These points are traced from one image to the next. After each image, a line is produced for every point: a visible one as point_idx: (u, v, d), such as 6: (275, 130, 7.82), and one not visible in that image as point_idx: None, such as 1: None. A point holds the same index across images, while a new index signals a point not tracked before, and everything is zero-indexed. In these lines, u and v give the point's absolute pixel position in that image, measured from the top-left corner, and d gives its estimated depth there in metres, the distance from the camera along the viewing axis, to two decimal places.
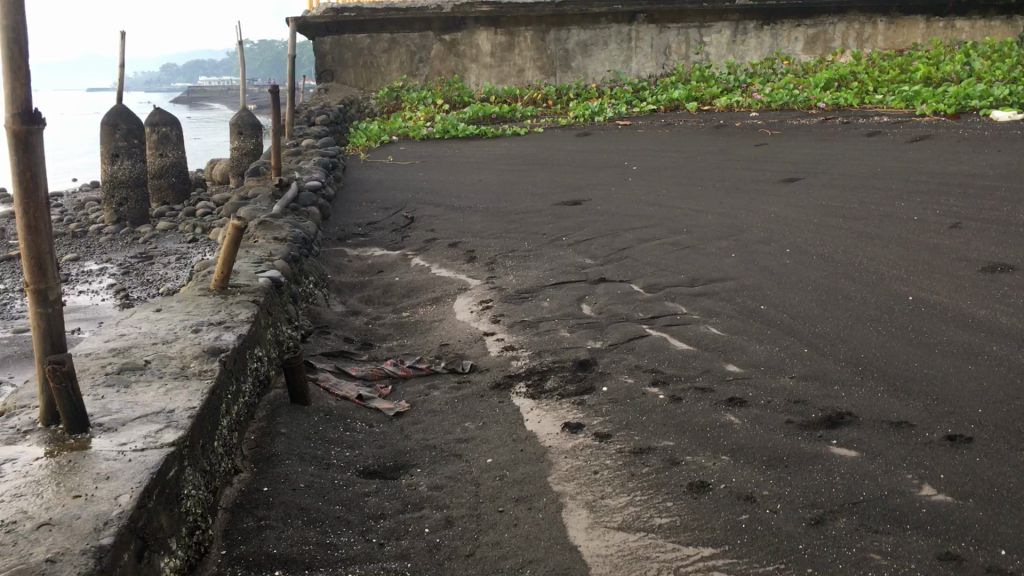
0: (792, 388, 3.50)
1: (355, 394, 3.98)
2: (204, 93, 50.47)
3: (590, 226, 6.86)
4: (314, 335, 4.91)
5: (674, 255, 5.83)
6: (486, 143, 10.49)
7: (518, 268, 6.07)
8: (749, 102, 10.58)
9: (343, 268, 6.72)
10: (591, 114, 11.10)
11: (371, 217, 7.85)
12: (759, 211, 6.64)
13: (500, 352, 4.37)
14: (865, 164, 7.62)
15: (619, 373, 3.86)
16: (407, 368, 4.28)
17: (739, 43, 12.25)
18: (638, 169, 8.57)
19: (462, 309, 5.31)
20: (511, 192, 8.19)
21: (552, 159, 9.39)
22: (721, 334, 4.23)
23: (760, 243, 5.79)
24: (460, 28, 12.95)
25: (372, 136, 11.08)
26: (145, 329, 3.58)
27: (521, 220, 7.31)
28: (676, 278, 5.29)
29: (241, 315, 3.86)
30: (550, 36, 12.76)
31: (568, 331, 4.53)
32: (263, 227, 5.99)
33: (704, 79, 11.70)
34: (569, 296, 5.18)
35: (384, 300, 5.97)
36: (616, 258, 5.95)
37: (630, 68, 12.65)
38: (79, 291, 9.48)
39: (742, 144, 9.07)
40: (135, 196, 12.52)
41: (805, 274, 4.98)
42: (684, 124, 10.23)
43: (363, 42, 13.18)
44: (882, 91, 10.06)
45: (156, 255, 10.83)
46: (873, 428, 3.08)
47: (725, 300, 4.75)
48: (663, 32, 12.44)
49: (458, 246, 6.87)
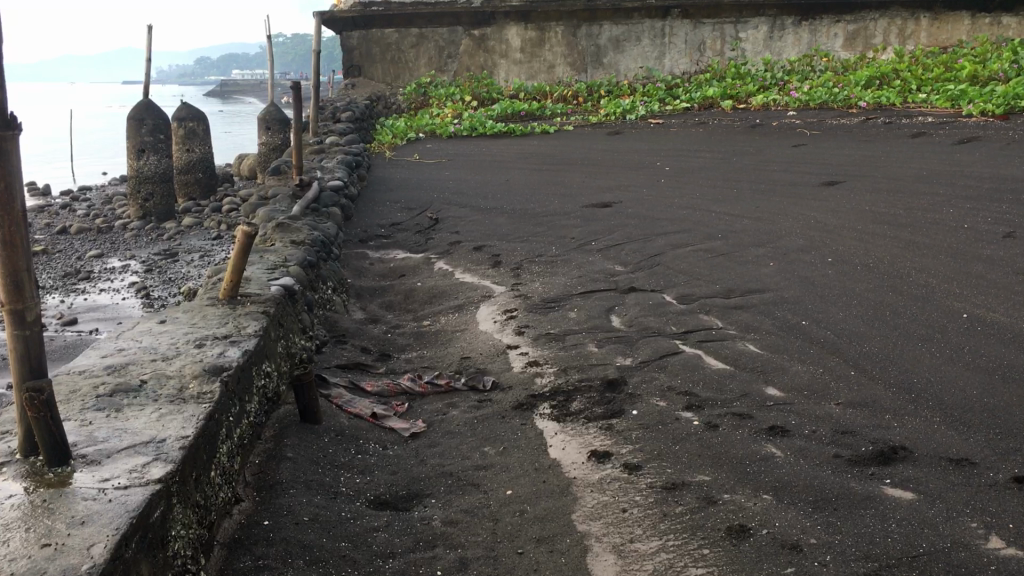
0: (838, 416, 3.22)
1: (368, 412, 3.75)
2: (237, 87, 50.63)
3: (621, 230, 6.60)
4: (330, 346, 4.70)
5: (709, 263, 5.55)
6: (514, 141, 10.25)
7: (544, 274, 5.82)
8: (786, 100, 10.25)
9: (364, 271, 6.51)
10: (622, 112, 10.82)
11: (394, 217, 7.64)
12: (798, 216, 6.34)
13: (524, 368, 4.12)
14: (909, 166, 7.29)
15: (651, 395, 3.61)
16: (425, 384, 4.03)
17: (776, 39, 11.90)
18: (671, 169, 8.30)
19: (485, 319, 5.07)
20: (539, 193, 7.94)
21: (582, 158, 9.12)
22: (760, 352, 3.96)
23: (800, 251, 5.50)
24: (489, 23, 12.73)
25: (398, 133, 10.87)
26: (144, 343, 3.37)
27: (549, 222, 7.06)
28: (710, 289, 5.02)
29: (249, 328, 3.64)
30: (582, 32, 12.48)
31: (596, 346, 4.27)
32: (280, 229, 5.79)
33: (739, 76, 11.37)
34: (597, 307, 4.93)
35: (405, 307, 5.76)
36: (648, 266, 5.69)
37: (663, 64, 12.35)
38: (100, 289, 9.36)
39: (779, 144, 8.75)
40: (160, 191, 12.42)
41: (849, 287, 4.69)
42: (719, 123, 9.92)
43: (391, 37, 13.04)
44: (926, 89, 9.69)
45: (179, 252, 10.71)
46: (931, 467, 2.80)
47: (763, 314, 4.47)
48: (697, 27, 12.13)
49: (483, 250, 6.63)
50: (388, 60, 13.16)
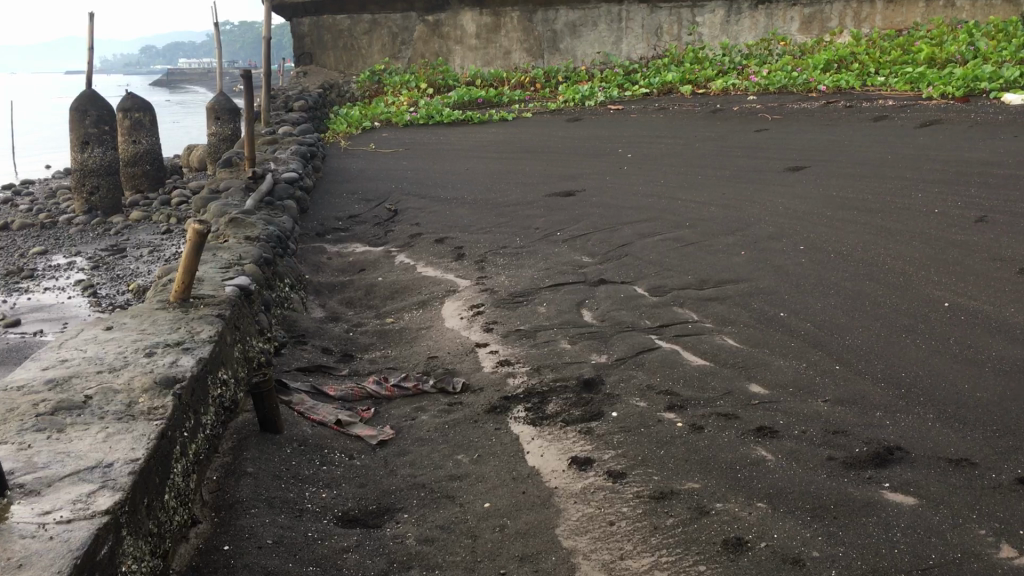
0: (828, 414, 3.09)
1: (333, 419, 3.54)
2: (185, 76, 49.61)
3: (586, 220, 6.44)
4: (289, 348, 4.47)
5: (679, 252, 5.42)
6: (472, 129, 10.04)
7: (510, 267, 5.64)
8: (746, 85, 10.15)
9: (322, 267, 6.27)
10: (581, 98, 10.65)
11: (352, 209, 7.40)
12: (765, 203, 6.23)
13: (495, 369, 3.94)
14: (874, 150, 7.22)
15: (630, 395, 3.45)
16: (392, 387, 3.83)
17: (733, 23, 11.79)
18: (634, 156, 8.16)
19: (451, 315, 4.87)
20: (500, 183, 7.75)
21: (542, 146, 8.95)
22: (739, 347, 3.83)
23: (770, 239, 5.39)
24: (444, 8, 12.47)
25: (353, 121, 10.60)
26: (89, 353, 3.13)
27: (512, 212, 6.88)
28: (682, 280, 4.88)
29: (203, 333, 3.41)
30: (538, 17, 12.28)
31: (569, 343, 4.10)
32: (234, 225, 5.53)
33: (698, 60, 11.26)
34: (567, 301, 4.76)
35: (366, 303, 5.54)
36: (616, 257, 5.54)
37: (620, 49, 12.19)
38: (44, 288, 8.99)
39: (741, 129, 8.66)
40: (106, 185, 12.01)
41: (825, 275, 4.58)
42: (680, 108, 9.80)
43: (343, 23, 12.76)
44: (885, 73, 9.65)
45: (127, 248, 10.35)
46: (930, 468, 2.67)
47: (739, 305, 4.34)
48: (654, 12, 11.98)
49: (445, 242, 6.43)
50: (340, 47, 12.88)
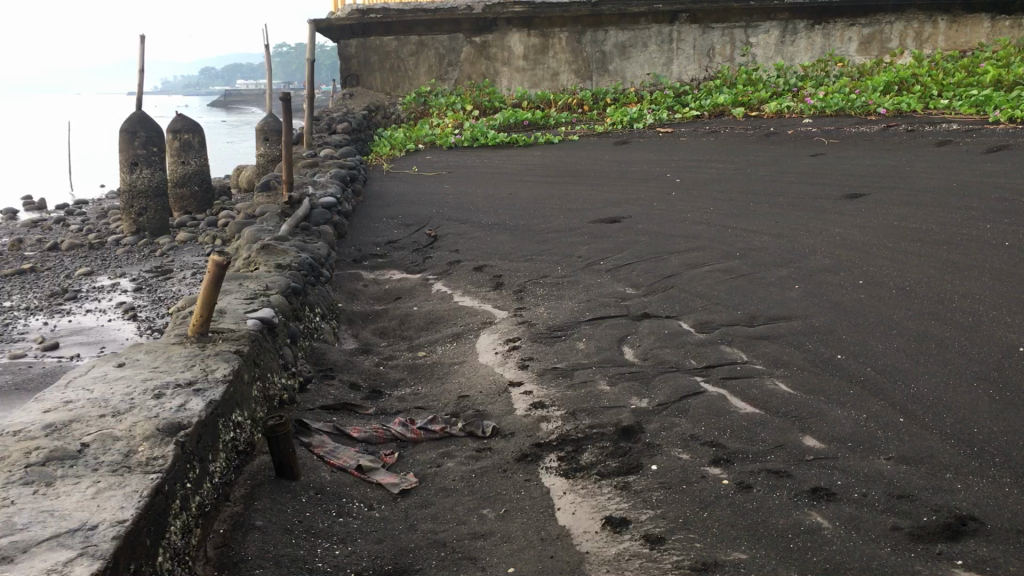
0: (891, 475, 2.82)
1: (353, 465, 3.32)
2: (240, 97, 50.34)
3: (631, 248, 6.19)
4: (315, 383, 4.28)
5: (728, 285, 5.14)
6: (517, 152, 9.85)
7: (550, 298, 5.41)
8: (800, 107, 9.83)
9: (358, 294, 6.10)
10: (630, 121, 10.41)
11: (391, 235, 7.24)
12: (820, 232, 5.93)
13: (528, 411, 3.70)
14: (937, 177, 6.88)
15: (672, 445, 3.19)
16: (418, 429, 3.61)
17: (788, 44, 11.49)
18: (684, 181, 7.89)
19: (485, 349, 4.64)
20: (543, 208, 7.53)
21: (589, 170, 8.72)
22: (791, 393, 3.55)
23: (826, 272, 5.09)
24: (491, 30, 12.33)
25: (397, 144, 10.49)
26: (95, 394, 2.95)
27: (554, 239, 6.65)
28: (731, 315, 4.61)
29: (217, 372, 3.22)
30: (587, 38, 12.07)
31: (608, 384, 3.85)
32: (266, 252, 5.38)
33: (751, 82, 10.95)
34: (608, 336, 4.52)
35: (400, 334, 5.35)
36: (661, 289, 5.28)
37: (670, 71, 11.95)
38: (87, 309, 8.96)
39: (796, 153, 8.34)
40: (154, 206, 12.04)
41: (887, 314, 4.28)
42: (732, 131, 9.51)
43: (390, 45, 12.64)
44: (947, 95, 9.28)
45: (172, 269, 10.32)
46: (1009, 544, 2.42)
47: (792, 346, 4.06)
48: (706, 32, 11.71)
49: (484, 270, 6.22)
50: (386, 69, 12.76)
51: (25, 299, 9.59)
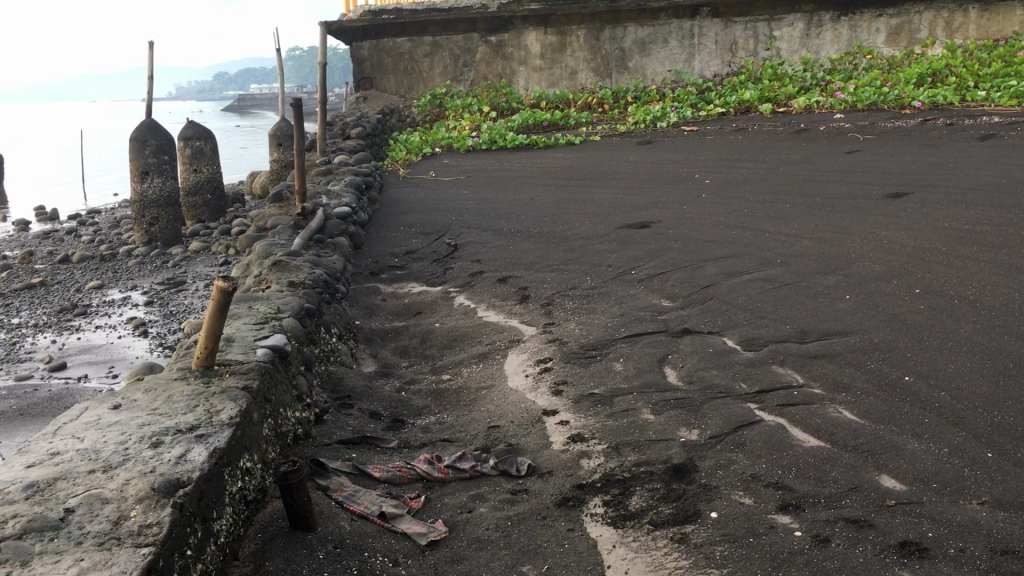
0: (989, 525, 2.47)
1: (376, 512, 2.99)
2: (254, 101, 50.22)
3: (664, 255, 5.85)
4: (333, 413, 3.96)
5: (772, 296, 4.79)
6: (537, 154, 9.51)
7: (580, 312, 5.07)
8: (831, 102, 9.43)
9: (375, 309, 5.79)
10: (652, 119, 10.06)
11: (409, 244, 6.92)
12: (866, 236, 5.56)
13: (566, 446, 3.35)
14: (984, 174, 6.49)
15: (732, 487, 2.85)
16: (446, 468, 3.27)
17: (814, 36, 11.10)
18: (714, 182, 7.53)
19: (515, 372, 4.30)
20: (567, 213, 7.19)
21: (612, 172, 8.37)
22: (858, 422, 3.20)
23: (878, 279, 4.73)
24: (507, 28, 11.99)
25: (413, 148, 10.17)
26: (86, 443, 2.64)
27: (581, 246, 6.32)
28: (780, 331, 4.26)
29: (223, 413, 2.90)
30: (605, 34, 11.72)
31: (653, 413, 3.51)
32: (278, 269, 5.06)
33: (777, 77, 10.57)
34: (647, 356, 4.18)
35: (422, 354, 5.03)
36: (699, 301, 4.94)
37: (692, 67, 11.58)
38: (96, 325, 8.68)
39: (830, 151, 7.96)
40: (166, 215, 11.77)
41: (953, 328, 3.92)
42: (760, 128, 9.13)
43: (404, 46, 12.30)
44: (985, 86, 8.88)
45: (184, 281, 10.05)
46: None
47: (852, 366, 3.70)
48: (728, 26, 11.33)
49: (508, 282, 5.88)
50: (400, 71, 12.43)
51: (34, 316, 9.35)
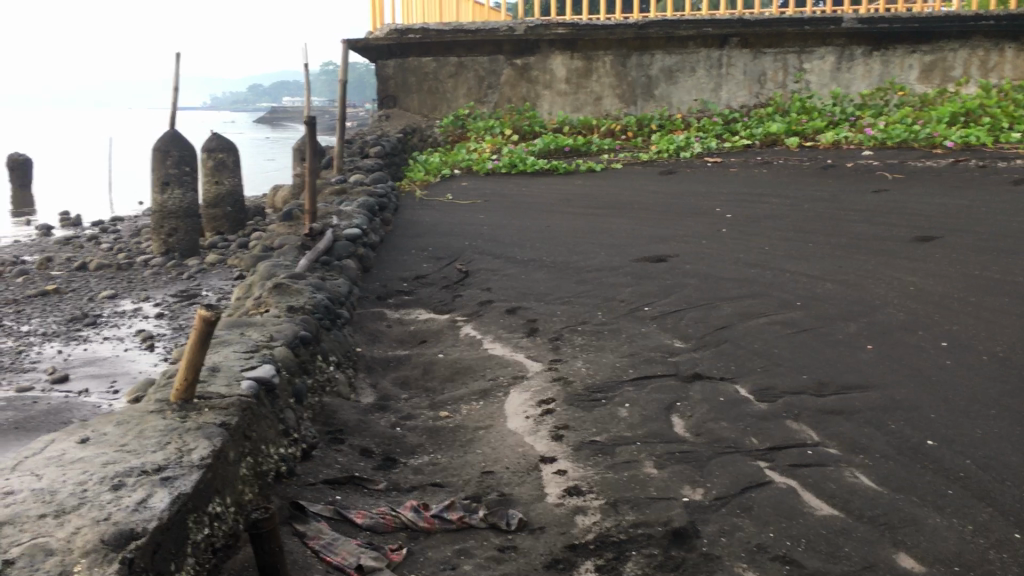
0: None
1: (354, 564, 2.80)
2: (283, 114, 50.51)
3: (679, 292, 5.65)
4: (322, 449, 3.78)
5: (789, 342, 4.58)
6: (557, 180, 9.34)
7: (588, 350, 4.87)
8: (859, 138, 9.21)
9: (379, 335, 5.62)
10: (676, 149, 9.87)
11: (419, 269, 6.75)
12: (891, 281, 5.34)
13: (561, 500, 3.15)
14: (1016, 220, 6.25)
15: (737, 559, 2.69)
16: (431, 518, 3.06)
17: (845, 70, 10.89)
18: (735, 217, 7.32)
19: (516, 412, 4.10)
20: (583, 243, 7.00)
21: (633, 202, 8.17)
22: (875, 490, 2.99)
23: (903, 329, 4.51)
24: (534, 51, 11.85)
25: (431, 169, 10.03)
26: (44, 481, 2.49)
27: (595, 279, 6.12)
28: (796, 381, 4.05)
29: (195, 452, 2.73)
30: (632, 61, 11.56)
31: (656, 467, 3.30)
32: (278, 293, 4.91)
33: (805, 111, 10.36)
34: (655, 402, 3.97)
35: (422, 386, 4.85)
36: (713, 343, 4.73)
37: (719, 97, 11.38)
38: (103, 337, 8.56)
39: (857, 189, 7.73)
40: (184, 227, 11.70)
41: (981, 387, 3.70)
42: (786, 162, 8.92)
43: (429, 66, 12.20)
44: (1020, 129, 8.66)
45: (197, 294, 9.94)
46: None
47: (870, 425, 3.49)
48: (758, 57, 11.14)
49: (517, 313, 5.70)
50: (424, 90, 12.32)
51: (44, 324, 9.25)
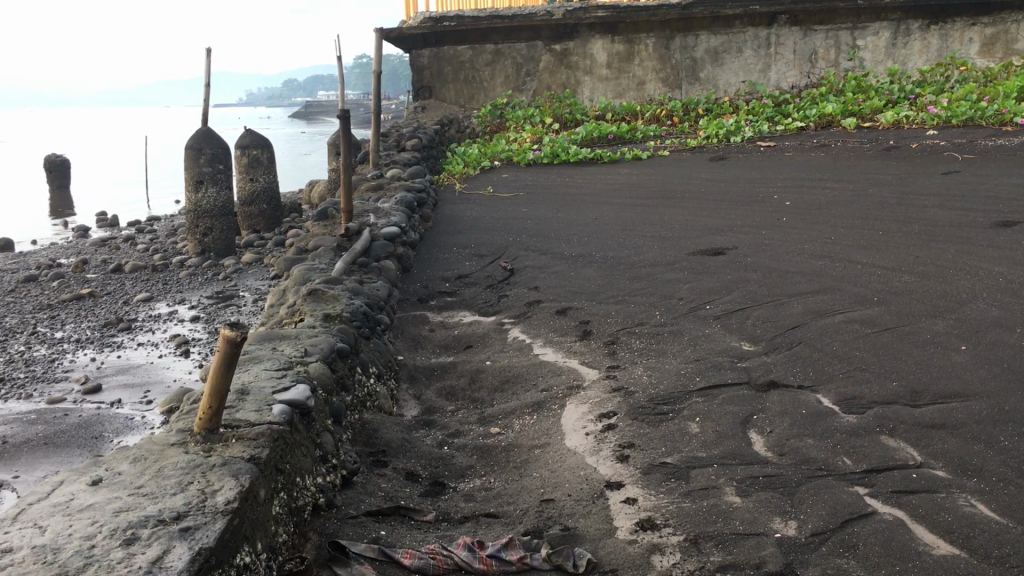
0: None
1: None
2: (319, 109, 50.52)
3: (742, 288, 5.24)
4: (364, 475, 3.46)
5: (871, 343, 4.16)
6: (602, 170, 8.95)
7: (648, 355, 4.50)
8: (922, 116, 8.69)
9: (422, 341, 5.29)
10: (726, 134, 9.43)
11: (461, 268, 6.41)
12: (976, 271, 4.89)
13: (633, 535, 2.81)
14: None
15: None
16: (488, 559, 2.71)
17: (901, 46, 10.35)
18: (796, 204, 6.88)
19: (573, 428, 3.75)
20: (634, 236, 6.61)
21: (683, 190, 7.76)
22: (999, 522, 2.60)
23: (999, 327, 4.07)
24: (573, 36, 11.43)
25: (471, 162, 9.70)
26: (46, 535, 2.19)
27: (649, 275, 5.74)
28: (885, 390, 3.65)
29: (221, 492, 2.42)
30: (675, 43, 11.10)
31: (738, 495, 2.94)
32: (313, 300, 4.59)
33: (861, 89, 9.85)
34: (729, 415, 3.59)
35: (470, 397, 4.51)
36: (786, 346, 4.33)
37: (768, 78, 10.89)
38: (137, 343, 8.34)
39: (924, 171, 7.25)
40: (220, 226, 11.47)
41: None
42: (844, 145, 8.45)
43: (465, 55, 11.83)
44: None
45: (234, 296, 9.71)
46: None
47: (980, 442, 3.08)
48: (808, 35, 10.64)
49: (568, 313, 5.34)
50: (460, 80, 11.96)
51: (78, 329, 9.05)
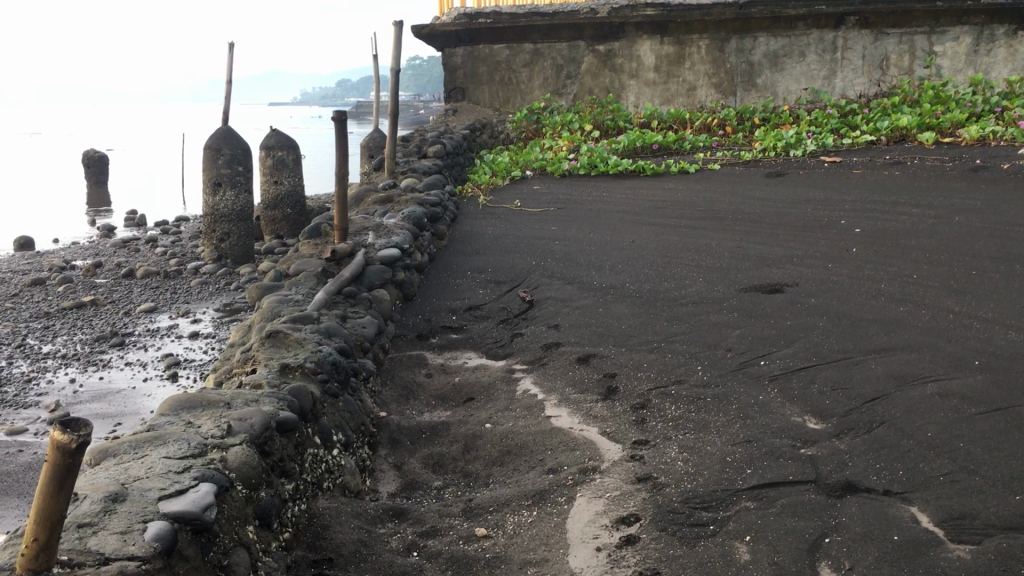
0: None
1: None
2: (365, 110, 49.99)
3: (805, 338, 4.29)
4: None
5: (978, 428, 3.19)
6: (644, 183, 8.03)
7: (686, 427, 3.57)
8: (1011, 133, 7.62)
9: (415, 388, 4.42)
10: (785, 146, 8.44)
11: (473, 297, 5.53)
12: None
13: None
14: None
15: None
16: None
17: (983, 53, 9.27)
18: (866, 231, 5.90)
19: (580, 540, 2.84)
20: (676, 265, 5.67)
21: (735, 211, 6.79)
22: None
23: None
24: (618, 36, 10.50)
25: (500, 171, 8.82)
26: None
27: (690, 315, 4.81)
28: (1006, 507, 2.69)
29: None
30: (731, 45, 10.09)
31: None
32: (273, 345, 3.76)
33: (940, 100, 8.75)
34: (791, 534, 2.68)
35: (460, 471, 3.62)
36: (865, 427, 3.36)
37: (833, 85, 9.85)
38: (125, 362, 7.57)
39: (1020, 196, 6.20)
40: (237, 231, 10.70)
41: None
42: (922, 162, 7.42)
43: (501, 54, 10.97)
44: None
45: (241, 310, 8.94)
46: None
47: None
48: (879, 39, 9.58)
49: (592, 362, 4.42)
50: (495, 81, 11.12)
51: (70, 343, 8.33)
